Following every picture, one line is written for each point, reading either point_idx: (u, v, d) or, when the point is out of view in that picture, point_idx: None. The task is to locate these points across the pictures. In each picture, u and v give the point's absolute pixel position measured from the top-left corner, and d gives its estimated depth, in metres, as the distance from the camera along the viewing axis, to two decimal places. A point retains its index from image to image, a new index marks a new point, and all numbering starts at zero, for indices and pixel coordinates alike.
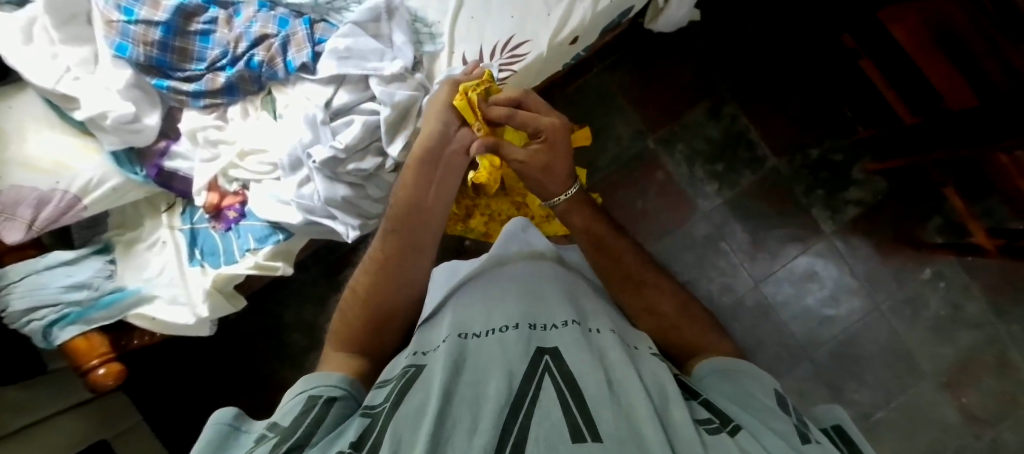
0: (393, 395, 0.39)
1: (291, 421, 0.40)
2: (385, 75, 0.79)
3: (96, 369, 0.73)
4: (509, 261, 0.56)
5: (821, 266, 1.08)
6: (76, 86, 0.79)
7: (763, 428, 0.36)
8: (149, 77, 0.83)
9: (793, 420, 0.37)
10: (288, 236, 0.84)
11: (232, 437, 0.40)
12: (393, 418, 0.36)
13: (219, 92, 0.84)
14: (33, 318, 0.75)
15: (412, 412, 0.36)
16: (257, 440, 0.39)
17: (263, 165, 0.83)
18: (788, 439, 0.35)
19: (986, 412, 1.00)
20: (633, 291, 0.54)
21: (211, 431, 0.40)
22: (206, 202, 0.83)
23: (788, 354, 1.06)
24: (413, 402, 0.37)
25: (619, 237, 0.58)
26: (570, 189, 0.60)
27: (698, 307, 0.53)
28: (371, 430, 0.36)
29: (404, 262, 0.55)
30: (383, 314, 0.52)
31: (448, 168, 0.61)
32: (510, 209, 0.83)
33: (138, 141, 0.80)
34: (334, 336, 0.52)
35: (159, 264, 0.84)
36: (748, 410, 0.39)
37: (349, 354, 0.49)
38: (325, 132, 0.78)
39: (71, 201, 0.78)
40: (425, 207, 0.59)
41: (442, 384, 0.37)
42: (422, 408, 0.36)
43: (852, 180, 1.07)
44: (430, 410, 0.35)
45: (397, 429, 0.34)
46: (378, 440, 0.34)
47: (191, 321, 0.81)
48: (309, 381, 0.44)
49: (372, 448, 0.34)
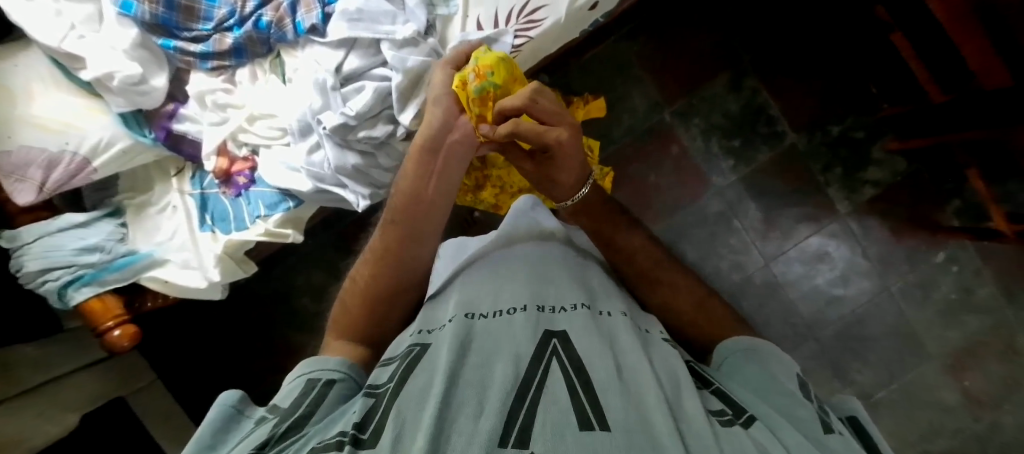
0: (398, 374, 0.39)
1: (291, 403, 0.41)
2: (397, 40, 0.76)
3: (112, 330, 0.75)
4: (518, 238, 0.56)
5: (834, 246, 1.07)
6: (81, 45, 0.77)
7: (774, 415, 0.36)
8: (155, 37, 0.80)
9: (815, 409, 0.38)
10: (299, 203, 0.83)
11: (232, 418, 0.42)
12: (398, 399, 0.36)
13: (227, 54, 0.81)
14: (47, 279, 0.75)
15: (417, 394, 0.36)
16: (258, 422, 0.40)
17: (272, 130, 0.82)
18: (811, 429, 0.35)
19: (988, 396, 1.00)
20: (646, 287, 0.54)
21: (215, 413, 0.42)
22: (216, 167, 0.83)
23: (793, 332, 1.07)
24: (418, 382, 0.37)
25: (633, 232, 0.58)
26: (577, 195, 0.57)
27: (718, 302, 0.53)
28: (375, 410, 0.36)
29: (399, 251, 0.55)
30: (382, 301, 0.53)
31: (448, 158, 0.59)
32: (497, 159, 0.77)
33: (145, 103, 0.79)
34: (337, 325, 0.53)
35: (170, 229, 0.84)
36: (762, 400, 0.38)
37: (349, 341, 0.51)
38: (335, 98, 0.76)
39: (81, 164, 0.77)
40: (426, 199, 0.57)
41: (448, 365, 0.37)
42: (427, 389, 0.36)
43: (872, 159, 1.04)
44: (436, 391, 0.35)
45: (401, 410, 0.35)
46: (382, 421, 0.34)
47: (203, 284, 0.82)
48: (309, 365, 0.46)
49: (376, 429, 0.34)
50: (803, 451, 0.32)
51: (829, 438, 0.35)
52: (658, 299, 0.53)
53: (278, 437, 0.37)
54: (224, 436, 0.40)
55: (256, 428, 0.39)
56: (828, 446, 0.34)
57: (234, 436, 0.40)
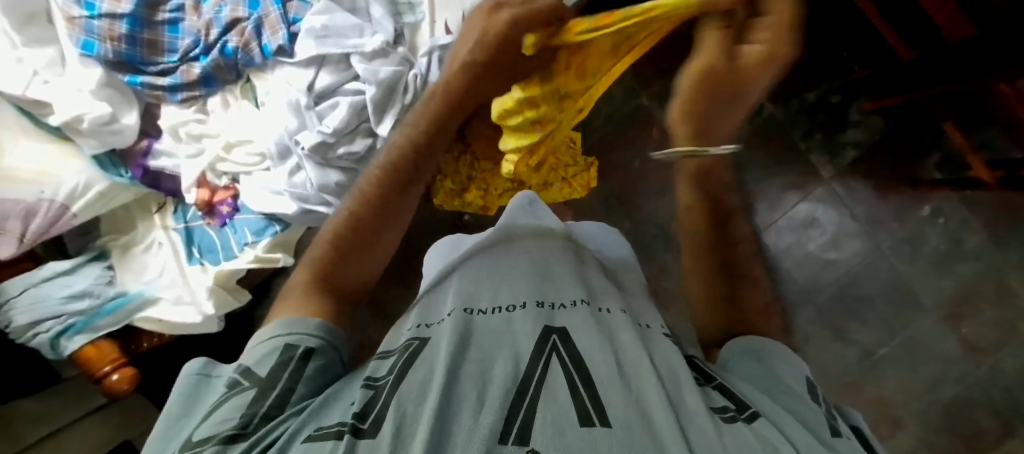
0: (397, 367, 0.38)
1: (269, 372, 0.40)
2: (366, 52, 0.75)
3: (110, 375, 0.73)
4: (515, 231, 0.55)
5: (821, 212, 1.08)
6: (46, 90, 0.76)
7: (788, 416, 0.36)
8: (121, 74, 0.79)
9: (823, 410, 0.38)
10: (285, 226, 0.83)
11: (205, 387, 0.41)
12: (398, 391, 0.35)
13: (197, 84, 0.81)
14: (39, 331, 0.74)
15: (417, 386, 0.35)
16: (231, 386, 0.39)
17: (251, 156, 0.81)
18: (817, 431, 0.35)
19: (986, 341, 1.02)
20: (739, 279, 0.64)
21: (185, 390, 0.41)
22: (198, 199, 0.82)
23: (792, 300, 1.08)
24: (417, 376, 0.36)
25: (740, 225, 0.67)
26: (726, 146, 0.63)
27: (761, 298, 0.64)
28: (375, 400, 0.35)
29: (392, 195, 0.55)
30: (344, 258, 0.52)
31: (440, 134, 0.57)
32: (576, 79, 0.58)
33: (118, 142, 0.78)
34: (314, 251, 0.53)
35: (158, 266, 0.83)
36: (770, 401, 0.38)
37: (314, 297, 0.48)
38: (310, 117, 0.76)
39: (59, 211, 0.75)
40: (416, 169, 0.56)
41: (448, 360, 0.36)
42: (427, 383, 0.35)
43: (849, 122, 1.05)
44: (437, 384, 0.34)
45: (401, 402, 0.34)
46: (382, 412, 0.34)
47: (199, 320, 0.80)
48: (284, 325, 0.44)
49: (376, 421, 0.33)
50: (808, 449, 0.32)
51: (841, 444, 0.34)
52: (732, 290, 0.63)
53: (259, 419, 0.36)
54: (200, 405, 0.40)
55: (231, 397, 0.38)
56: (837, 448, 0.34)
57: (207, 404, 0.39)
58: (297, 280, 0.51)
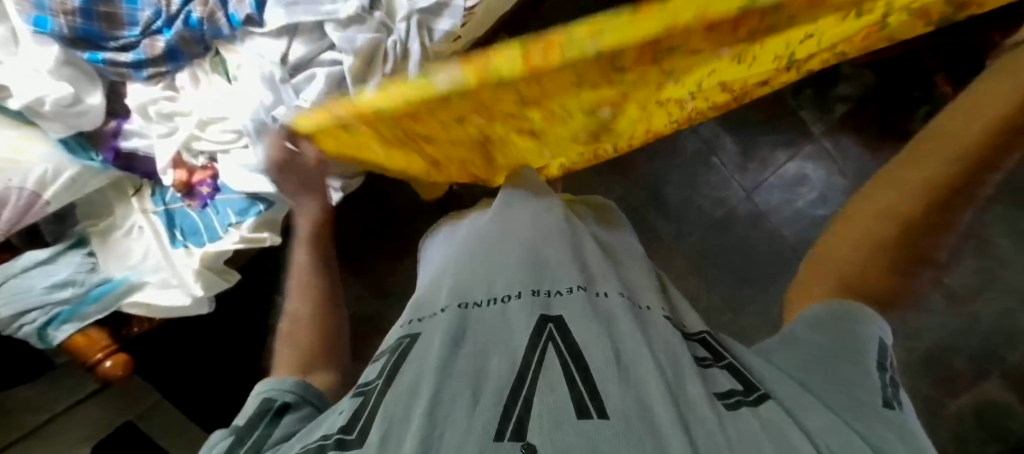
0: (387, 370, 0.38)
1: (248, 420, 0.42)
2: (341, 19, 0.71)
3: (103, 362, 0.73)
4: (515, 206, 0.54)
5: (811, 169, 1.07)
6: (1, 72, 0.72)
7: (812, 407, 0.36)
8: (79, 52, 0.75)
9: (880, 378, 0.38)
10: (269, 205, 0.80)
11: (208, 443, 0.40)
12: (386, 398, 0.35)
13: (162, 59, 0.77)
14: (24, 323, 0.73)
15: (405, 388, 0.35)
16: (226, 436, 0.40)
17: (226, 133, 0.78)
18: (867, 403, 0.35)
19: (966, 289, 1.05)
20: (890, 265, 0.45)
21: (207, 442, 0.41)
22: (176, 180, 0.79)
23: (781, 259, 1.07)
24: (407, 378, 0.36)
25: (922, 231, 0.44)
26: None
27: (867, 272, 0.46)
28: (362, 410, 0.35)
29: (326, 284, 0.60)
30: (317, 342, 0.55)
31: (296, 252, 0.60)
32: (507, 100, 0.43)
33: (85, 124, 0.75)
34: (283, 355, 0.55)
35: (142, 250, 0.81)
36: (779, 375, 0.39)
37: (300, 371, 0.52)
38: (287, 91, 0.73)
39: (31, 199, 0.72)
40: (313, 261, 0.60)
41: (438, 359, 0.36)
42: (416, 384, 0.35)
43: (841, 76, 1.04)
44: (427, 383, 0.34)
45: (389, 409, 0.33)
46: (369, 422, 0.33)
47: (188, 301, 0.80)
48: (267, 385, 0.47)
49: (363, 431, 0.32)
50: (821, 434, 0.32)
51: (888, 412, 0.35)
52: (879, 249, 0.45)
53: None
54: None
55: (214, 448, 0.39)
56: (863, 430, 0.33)
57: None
58: (281, 359, 0.54)
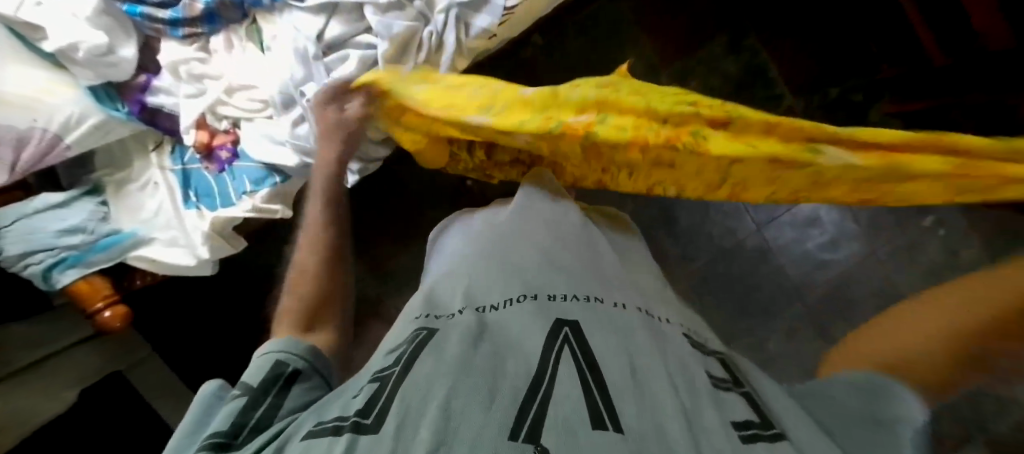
0: (405, 359, 0.37)
1: (261, 383, 0.40)
2: (381, 3, 0.72)
3: (102, 312, 0.73)
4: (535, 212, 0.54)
5: (826, 212, 1.06)
6: (39, 13, 0.72)
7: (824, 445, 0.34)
8: (119, 3, 0.76)
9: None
10: (285, 179, 0.81)
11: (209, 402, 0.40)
12: (403, 386, 0.34)
13: (199, 20, 0.78)
14: (29, 263, 0.73)
15: (423, 378, 0.34)
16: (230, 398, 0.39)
17: (253, 102, 0.79)
18: None
19: None
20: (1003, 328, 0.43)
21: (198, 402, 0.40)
22: (197, 141, 0.79)
23: (782, 295, 1.07)
24: (425, 368, 0.35)
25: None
26: None
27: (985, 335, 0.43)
28: (380, 395, 0.34)
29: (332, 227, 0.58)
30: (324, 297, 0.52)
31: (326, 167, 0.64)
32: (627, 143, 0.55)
33: (115, 75, 0.75)
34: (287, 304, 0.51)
35: (155, 205, 0.81)
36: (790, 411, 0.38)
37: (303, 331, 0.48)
38: (318, 69, 0.73)
39: (53, 141, 0.72)
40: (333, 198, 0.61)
41: (458, 354, 0.35)
42: (434, 376, 0.34)
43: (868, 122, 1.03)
44: (446, 377, 0.33)
45: (406, 398, 0.32)
46: (386, 408, 0.32)
47: (192, 263, 0.80)
48: (276, 344, 0.44)
49: (381, 416, 0.31)
50: None
51: None
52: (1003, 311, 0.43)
53: (250, 430, 0.36)
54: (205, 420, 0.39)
55: (223, 407, 0.38)
56: None
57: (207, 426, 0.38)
58: (286, 305, 0.51)
